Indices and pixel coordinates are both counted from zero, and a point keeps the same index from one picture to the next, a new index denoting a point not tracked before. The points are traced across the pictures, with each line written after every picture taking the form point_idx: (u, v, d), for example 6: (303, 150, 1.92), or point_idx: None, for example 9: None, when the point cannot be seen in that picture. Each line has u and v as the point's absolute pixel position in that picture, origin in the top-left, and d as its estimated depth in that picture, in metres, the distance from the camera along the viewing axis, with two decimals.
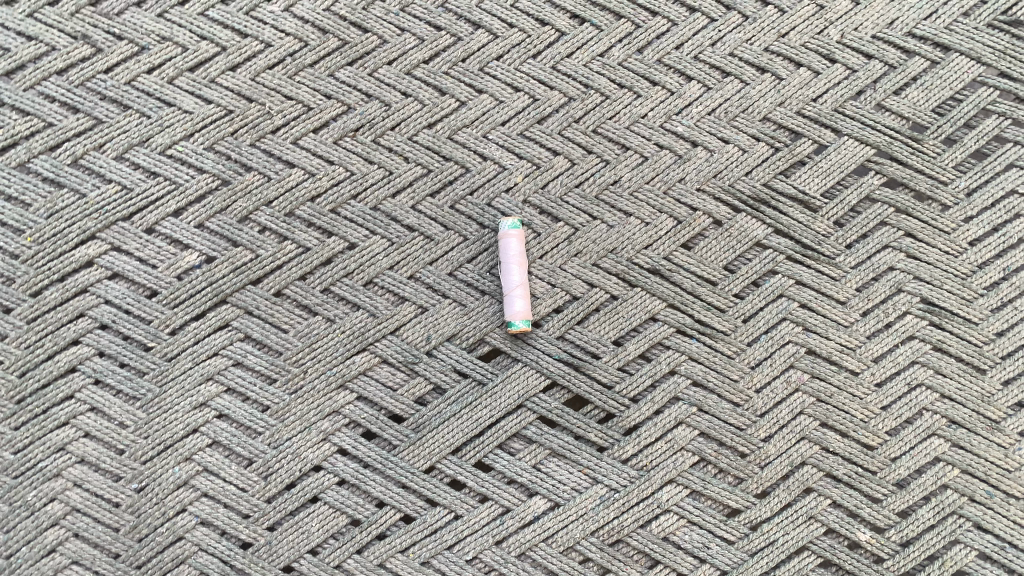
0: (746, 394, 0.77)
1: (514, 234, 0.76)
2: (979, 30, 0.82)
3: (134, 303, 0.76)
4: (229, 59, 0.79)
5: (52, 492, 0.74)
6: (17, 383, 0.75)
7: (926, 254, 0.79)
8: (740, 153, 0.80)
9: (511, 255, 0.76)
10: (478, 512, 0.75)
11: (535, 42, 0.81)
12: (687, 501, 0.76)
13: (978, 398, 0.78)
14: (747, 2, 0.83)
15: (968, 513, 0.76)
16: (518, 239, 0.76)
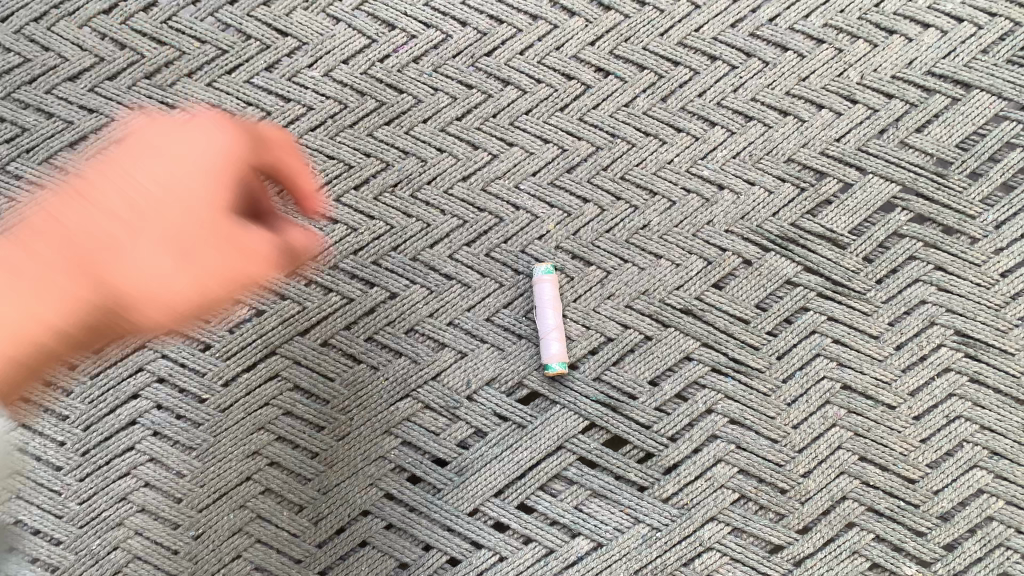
0: (783, 430, 0.78)
1: (547, 278, 0.79)
2: (997, 67, 0.84)
3: (189, 356, 0.80)
4: (273, 123, 0.84)
5: (115, 540, 0.77)
6: (82, 436, 0.79)
7: (957, 287, 0.80)
8: (767, 194, 0.83)
9: (546, 298, 0.79)
10: (522, 554, 0.76)
11: (563, 96, 0.85)
12: (729, 539, 0.77)
13: (1020, 429, 0.78)
14: (767, 49, 0.85)
15: (1015, 545, 0.76)
16: (552, 283, 0.79)
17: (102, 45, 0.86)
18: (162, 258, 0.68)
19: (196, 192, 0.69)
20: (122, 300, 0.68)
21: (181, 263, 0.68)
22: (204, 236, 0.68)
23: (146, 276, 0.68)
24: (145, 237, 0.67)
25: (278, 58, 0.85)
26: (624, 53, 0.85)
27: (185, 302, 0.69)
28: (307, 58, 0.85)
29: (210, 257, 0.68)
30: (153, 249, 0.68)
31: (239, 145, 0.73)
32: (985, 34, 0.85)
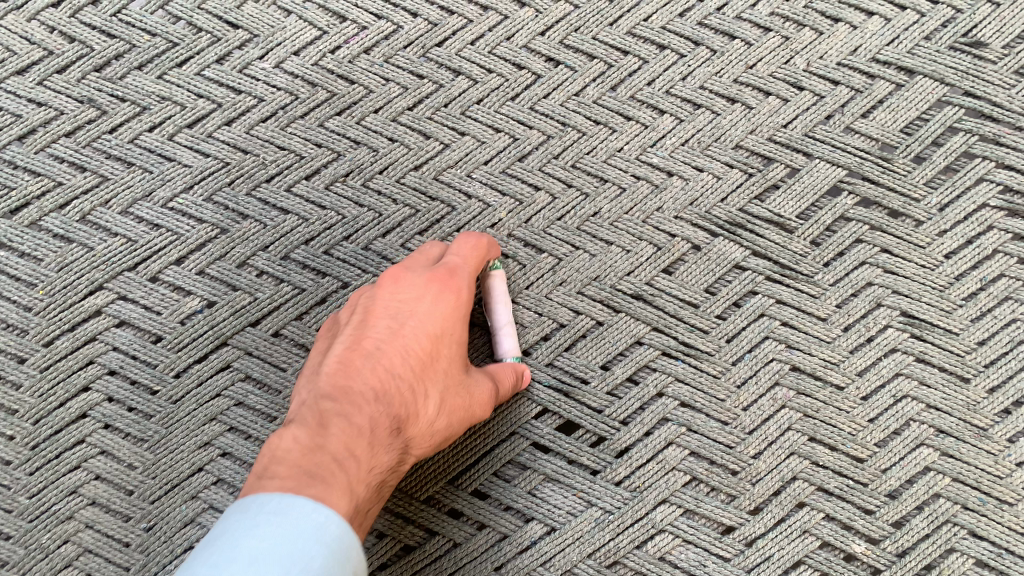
0: (733, 412, 0.79)
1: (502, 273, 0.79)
2: (939, 53, 0.85)
3: (140, 348, 0.80)
4: (224, 115, 0.84)
5: (65, 534, 0.76)
6: (31, 430, 0.79)
7: (902, 268, 0.81)
8: (715, 180, 0.83)
9: (501, 293, 0.79)
10: (476, 539, 0.77)
11: (514, 85, 0.85)
12: (681, 521, 0.77)
13: (965, 407, 0.79)
14: (714, 37, 0.86)
15: (962, 521, 0.76)
16: (501, 280, 0.79)
17: (51, 38, 0.85)
18: (459, 420, 0.69)
19: (442, 301, 0.70)
20: (436, 439, 0.68)
21: (459, 402, 0.69)
22: (464, 377, 0.70)
23: (456, 427, 0.70)
24: (443, 377, 0.68)
25: (229, 50, 0.86)
26: (573, 43, 0.86)
27: (455, 434, 0.71)
28: (258, 49, 0.86)
29: (458, 331, 0.71)
30: (434, 392, 0.67)
31: (468, 257, 0.74)
32: (928, 21, 0.86)
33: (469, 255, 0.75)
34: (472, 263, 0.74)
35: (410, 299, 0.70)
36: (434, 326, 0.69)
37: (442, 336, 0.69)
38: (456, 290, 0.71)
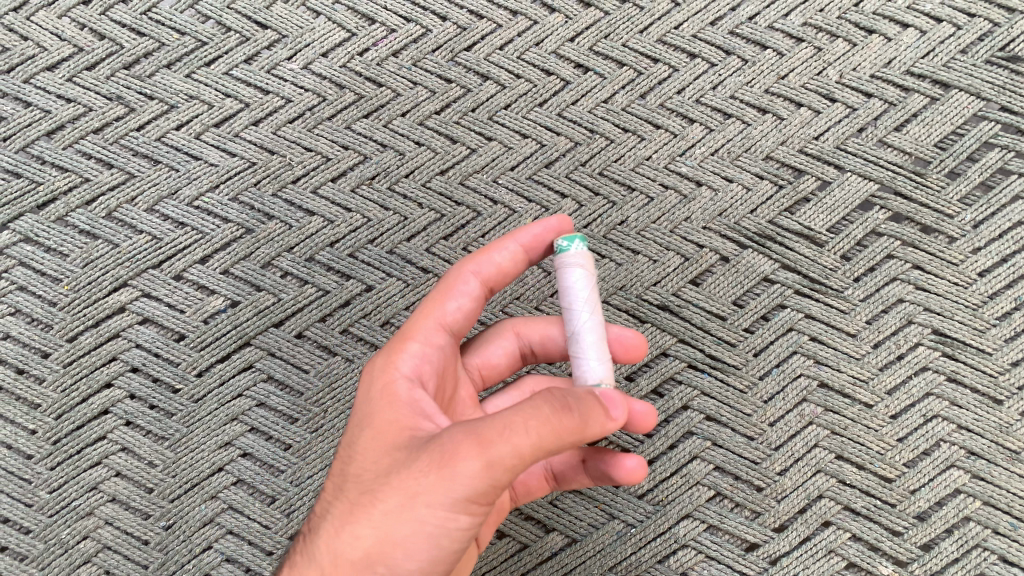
0: (760, 427, 0.78)
1: (581, 254, 0.59)
2: (976, 67, 0.83)
3: (164, 346, 0.80)
4: (251, 115, 0.84)
5: (84, 530, 0.76)
6: (54, 425, 0.79)
7: (935, 285, 0.80)
8: (745, 191, 0.82)
9: (579, 287, 0.58)
10: (496, 548, 0.76)
11: (542, 91, 0.84)
12: (704, 536, 0.76)
13: (997, 429, 0.77)
14: (746, 46, 0.85)
15: (993, 546, 0.75)
16: (582, 267, 0.59)
17: (82, 35, 0.85)
18: (391, 532, 0.50)
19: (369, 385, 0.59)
20: (372, 570, 0.51)
21: (380, 506, 0.51)
22: (393, 468, 0.52)
23: (400, 543, 0.50)
24: (363, 477, 0.53)
25: (258, 50, 0.85)
26: (603, 50, 0.85)
27: (413, 551, 0.50)
28: (287, 50, 0.85)
29: (383, 410, 0.56)
30: (345, 514, 0.53)
31: (427, 307, 0.62)
32: (964, 34, 0.84)
33: (432, 302, 0.62)
34: (429, 312, 0.62)
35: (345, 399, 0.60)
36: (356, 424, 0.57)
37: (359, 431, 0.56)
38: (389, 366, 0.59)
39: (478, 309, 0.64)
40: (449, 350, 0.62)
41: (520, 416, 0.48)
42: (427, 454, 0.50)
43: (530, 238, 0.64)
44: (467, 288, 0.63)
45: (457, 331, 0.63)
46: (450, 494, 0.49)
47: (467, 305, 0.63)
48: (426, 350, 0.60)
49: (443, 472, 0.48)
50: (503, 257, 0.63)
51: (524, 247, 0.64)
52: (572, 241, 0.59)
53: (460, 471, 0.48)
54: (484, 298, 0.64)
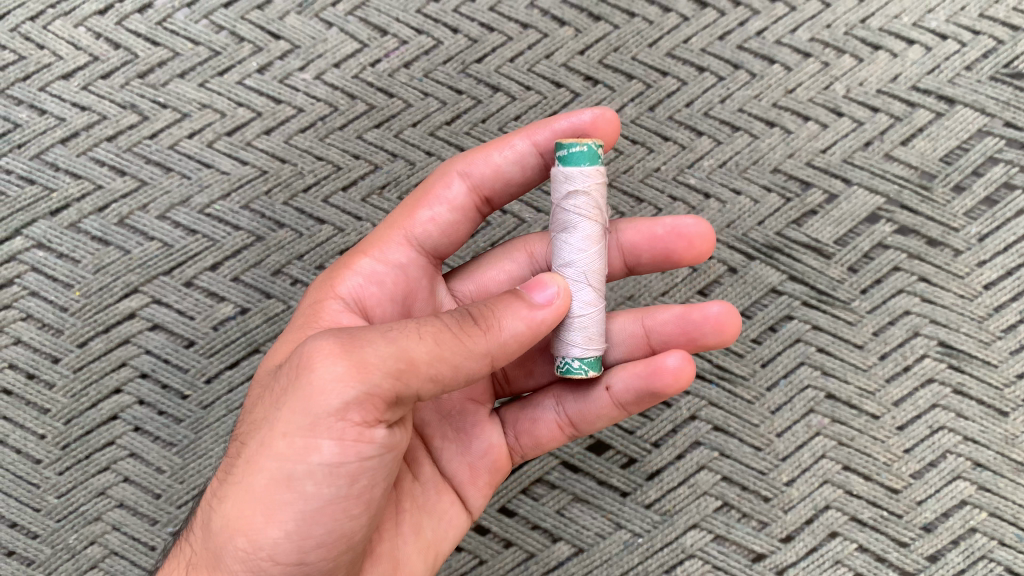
0: (767, 438, 0.78)
1: (584, 169, 0.57)
2: (981, 83, 0.84)
3: (173, 352, 0.80)
4: (264, 124, 0.85)
5: (92, 535, 0.77)
6: (62, 430, 0.79)
7: (941, 298, 0.80)
8: (752, 204, 0.83)
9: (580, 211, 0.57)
10: (503, 557, 0.77)
11: (552, 103, 0.85)
12: (711, 546, 0.77)
13: (1002, 440, 0.78)
14: (755, 61, 0.85)
15: (998, 557, 0.76)
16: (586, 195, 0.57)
17: (97, 44, 0.86)
18: (257, 480, 0.50)
19: (294, 324, 0.64)
20: (238, 531, 0.50)
21: (248, 449, 0.52)
22: (264, 406, 0.53)
23: (266, 490, 0.49)
24: (246, 424, 0.55)
25: (271, 60, 0.86)
26: (612, 63, 0.86)
27: (278, 498, 0.49)
28: (299, 60, 0.86)
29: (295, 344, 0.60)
30: (226, 466, 0.54)
31: (402, 217, 0.67)
32: (969, 51, 0.84)
33: (407, 212, 0.67)
34: (399, 226, 0.66)
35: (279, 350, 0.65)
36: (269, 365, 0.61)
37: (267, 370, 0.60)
38: (313, 303, 0.64)
39: (464, 215, 0.67)
40: (410, 268, 0.65)
41: (392, 327, 0.49)
42: (287, 383, 0.51)
43: (545, 136, 0.65)
44: (450, 194, 0.66)
45: (428, 242, 0.66)
46: (308, 416, 0.49)
47: (444, 213, 0.66)
48: (376, 268, 0.64)
49: (299, 391, 0.49)
50: (511, 153, 0.65)
51: (535, 145, 0.65)
52: (575, 151, 0.56)
53: (315, 387, 0.48)
54: (471, 200, 0.67)
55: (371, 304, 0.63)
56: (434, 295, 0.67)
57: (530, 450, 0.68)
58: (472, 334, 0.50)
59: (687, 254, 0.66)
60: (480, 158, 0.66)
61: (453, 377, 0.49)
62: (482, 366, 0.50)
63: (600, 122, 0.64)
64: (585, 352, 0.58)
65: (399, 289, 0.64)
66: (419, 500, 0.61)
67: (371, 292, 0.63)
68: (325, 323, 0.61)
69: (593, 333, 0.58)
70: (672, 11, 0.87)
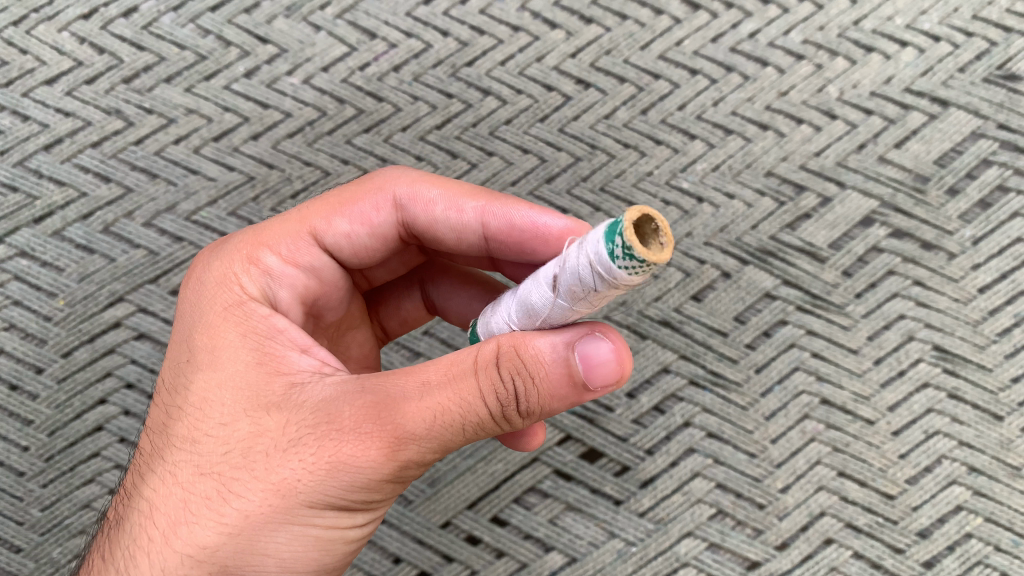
0: (761, 444, 0.78)
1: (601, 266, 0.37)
2: (974, 86, 0.83)
3: (159, 361, 0.79)
4: (251, 129, 0.83)
5: (77, 549, 0.75)
6: (46, 442, 0.78)
7: (935, 302, 0.80)
8: (746, 208, 0.82)
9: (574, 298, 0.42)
10: (495, 567, 0.76)
11: (543, 107, 0.84)
12: (706, 554, 0.76)
13: (997, 445, 0.77)
14: (747, 64, 0.85)
15: (994, 562, 0.75)
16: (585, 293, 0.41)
17: (81, 49, 0.85)
18: (266, 538, 0.48)
19: (213, 320, 0.53)
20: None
21: (241, 501, 0.47)
22: (256, 453, 0.48)
23: (277, 546, 0.48)
24: (214, 455, 0.49)
25: (258, 64, 0.85)
26: (604, 66, 0.85)
27: (291, 557, 0.48)
28: (287, 64, 0.85)
29: (239, 353, 0.51)
30: (193, 502, 0.48)
31: (316, 212, 0.59)
32: (962, 53, 0.84)
33: (324, 211, 0.59)
34: (313, 223, 0.59)
35: (179, 338, 0.53)
36: (201, 374, 0.51)
37: (206, 383, 0.50)
38: (252, 303, 0.54)
39: (383, 243, 0.61)
40: (316, 271, 0.59)
41: (434, 398, 0.46)
42: (306, 444, 0.47)
43: (497, 216, 0.58)
44: (372, 213, 0.60)
45: (335, 254, 0.60)
46: (342, 488, 0.47)
47: (360, 232, 0.60)
48: (285, 270, 0.57)
49: (335, 467, 0.47)
50: (456, 214, 0.59)
51: (485, 224, 0.59)
52: (616, 240, 0.35)
53: (356, 465, 0.47)
54: (395, 232, 0.61)
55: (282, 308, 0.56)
56: (337, 299, 0.62)
57: None
58: (513, 416, 0.47)
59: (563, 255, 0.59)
60: (424, 199, 0.59)
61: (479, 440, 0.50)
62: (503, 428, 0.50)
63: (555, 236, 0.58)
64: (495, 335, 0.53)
65: (305, 295, 0.58)
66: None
67: (280, 294, 0.56)
68: (265, 332, 0.52)
69: None
70: (664, 14, 0.86)
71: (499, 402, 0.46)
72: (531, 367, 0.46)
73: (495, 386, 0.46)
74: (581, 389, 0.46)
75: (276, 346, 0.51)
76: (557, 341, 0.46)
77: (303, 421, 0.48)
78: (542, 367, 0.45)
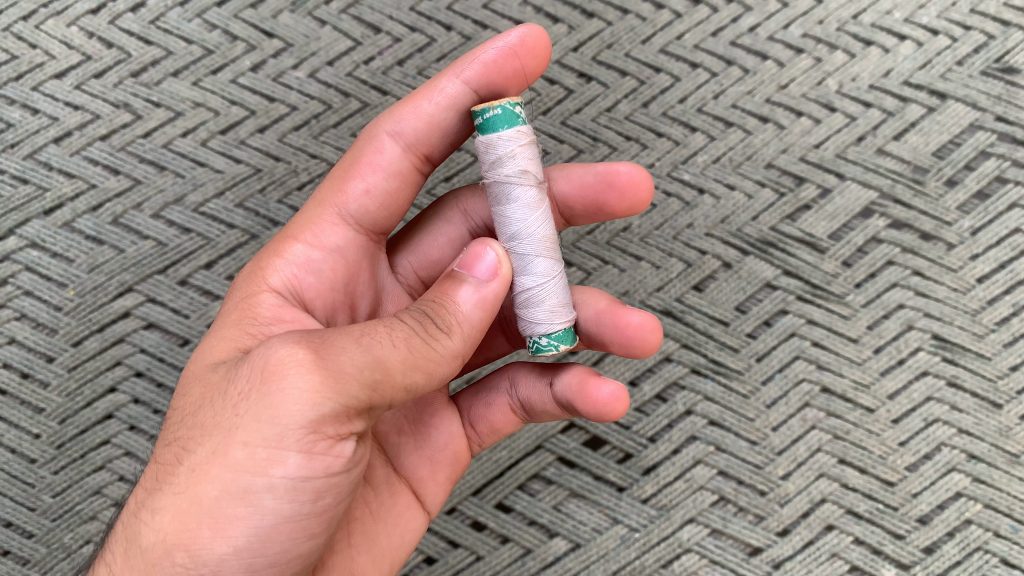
0: (762, 432, 0.78)
1: (488, 123, 0.54)
2: (972, 78, 0.84)
3: (168, 350, 0.80)
4: (257, 122, 0.85)
5: (88, 534, 0.77)
6: (57, 429, 0.79)
7: (935, 291, 0.81)
8: (746, 199, 0.83)
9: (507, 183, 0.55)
10: (500, 553, 0.77)
11: (546, 100, 0.85)
12: (708, 540, 0.77)
13: (996, 433, 0.78)
14: (748, 57, 0.86)
15: (993, 548, 0.76)
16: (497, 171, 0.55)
17: (90, 43, 0.86)
18: (205, 490, 0.45)
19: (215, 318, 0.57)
20: (175, 548, 0.45)
21: (189, 457, 0.46)
22: (208, 407, 0.48)
23: (215, 502, 0.45)
24: (179, 425, 0.50)
25: (264, 58, 0.86)
26: (605, 59, 0.86)
27: (231, 513, 0.45)
28: (293, 58, 0.86)
29: (223, 339, 0.54)
30: (159, 470, 0.49)
31: (332, 190, 0.60)
32: (960, 46, 0.85)
33: (337, 184, 0.61)
34: (332, 201, 0.60)
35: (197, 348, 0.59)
36: (194, 362, 0.54)
37: (195, 365, 0.54)
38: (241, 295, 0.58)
39: (403, 180, 0.61)
40: (347, 249, 0.60)
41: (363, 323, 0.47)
42: (246, 385, 0.46)
43: (474, 69, 0.58)
44: (379, 160, 0.60)
45: (365, 218, 0.61)
46: (269, 421, 0.45)
47: (377, 183, 0.60)
48: (311, 255, 0.58)
49: (264, 398, 0.45)
50: (443, 97, 0.59)
51: (474, 91, 0.59)
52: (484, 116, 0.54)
53: (283, 391, 0.44)
54: (410, 163, 0.61)
55: (307, 294, 0.58)
56: (366, 279, 0.61)
57: (488, 437, 0.66)
58: (437, 333, 0.48)
59: (624, 203, 0.63)
60: (414, 116, 0.60)
61: (427, 380, 0.48)
62: (450, 365, 0.49)
63: (529, 43, 0.58)
64: (547, 319, 0.56)
65: (344, 272, 0.59)
66: (371, 509, 0.59)
67: (306, 280, 0.58)
68: (264, 317, 0.55)
69: (553, 303, 0.56)
70: (665, 8, 0.87)
71: (411, 318, 0.48)
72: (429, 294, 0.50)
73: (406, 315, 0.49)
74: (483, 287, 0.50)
75: (257, 328, 0.54)
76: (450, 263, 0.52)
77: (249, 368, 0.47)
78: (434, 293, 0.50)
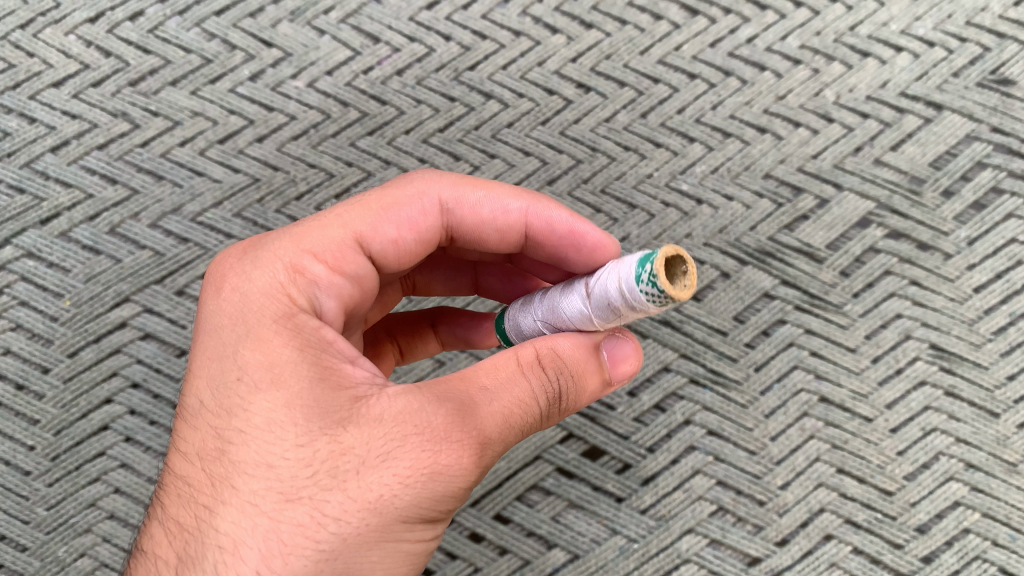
0: (761, 441, 0.79)
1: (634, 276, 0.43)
2: (968, 90, 0.84)
3: (164, 361, 0.80)
4: (256, 131, 0.84)
5: (82, 547, 0.76)
6: (52, 441, 0.78)
7: (932, 301, 0.81)
8: (744, 209, 0.83)
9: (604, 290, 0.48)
10: (498, 564, 0.76)
11: (545, 110, 0.85)
12: (707, 551, 0.77)
13: (994, 442, 0.78)
14: (746, 68, 0.86)
15: (992, 557, 0.76)
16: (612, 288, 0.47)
17: (87, 52, 0.86)
18: (367, 557, 0.46)
19: (268, 335, 0.50)
20: None
21: (339, 525, 0.45)
22: (343, 472, 0.46)
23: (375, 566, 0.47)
24: (297, 479, 0.46)
25: (263, 68, 0.86)
26: (604, 70, 0.86)
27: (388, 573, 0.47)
28: (292, 68, 0.86)
29: (302, 368, 0.48)
30: (284, 533, 0.45)
31: (357, 221, 0.57)
32: (956, 58, 0.85)
33: (367, 215, 0.57)
34: (359, 228, 0.57)
35: (230, 358, 0.50)
36: (262, 397, 0.48)
37: (269, 406, 0.48)
38: (303, 315, 0.51)
39: (427, 244, 0.60)
40: (362, 283, 0.57)
41: (506, 399, 0.49)
42: (402, 456, 0.46)
43: (542, 220, 0.61)
44: (418, 217, 0.59)
45: (379, 262, 0.58)
46: (432, 499, 0.47)
47: (407, 238, 0.58)
48: (338, 282, 0.55)
49: (433, 475, 0.47)
50: (502, 216, 0.61)
51: (527, 224, 0.62)
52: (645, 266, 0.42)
53: (451, 470, 0.47)
54: (436, 236, 0.60)
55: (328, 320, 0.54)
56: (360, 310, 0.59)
57: None
58: (553, 413, 0.52)
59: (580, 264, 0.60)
60: (469, 204, 0.60)
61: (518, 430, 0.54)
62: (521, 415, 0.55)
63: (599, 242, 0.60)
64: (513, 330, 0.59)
65: (349, 304, 0.56)
66: None
67: (330, 305, 0.54)
68: (329, 346, 0.50)
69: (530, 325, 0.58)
70: (663, 19, 0.87)
71: (547, 398, 0.51)
72: (572, 365, 0.51)
73: (545, 386, 0.50)
74: (604, 384, 0.54)
75: (332, 358, 0.50)
76: (588, 335, 0.52)
77: (389, 434, 0.47)
78: (583, 364, 0.51)
